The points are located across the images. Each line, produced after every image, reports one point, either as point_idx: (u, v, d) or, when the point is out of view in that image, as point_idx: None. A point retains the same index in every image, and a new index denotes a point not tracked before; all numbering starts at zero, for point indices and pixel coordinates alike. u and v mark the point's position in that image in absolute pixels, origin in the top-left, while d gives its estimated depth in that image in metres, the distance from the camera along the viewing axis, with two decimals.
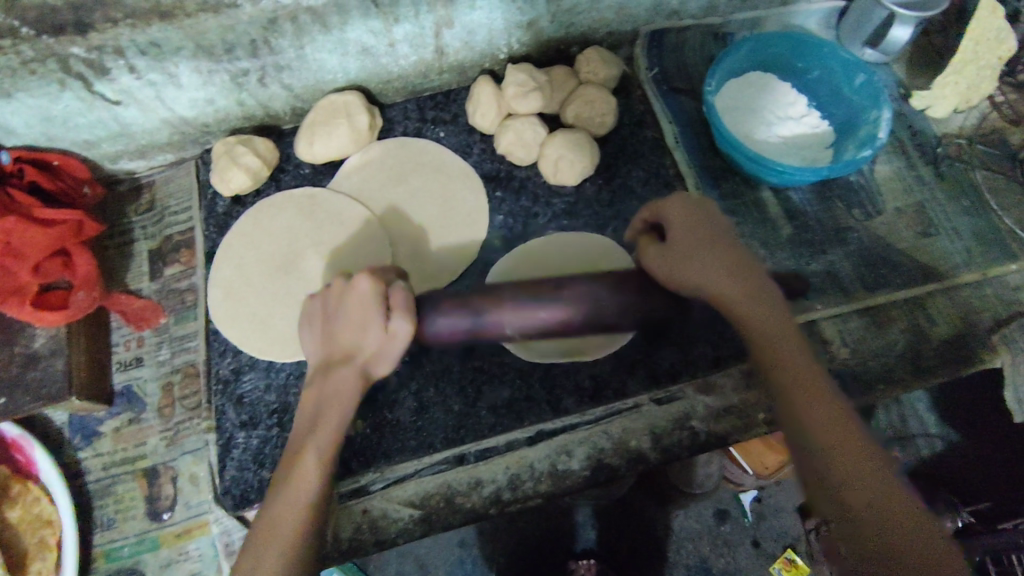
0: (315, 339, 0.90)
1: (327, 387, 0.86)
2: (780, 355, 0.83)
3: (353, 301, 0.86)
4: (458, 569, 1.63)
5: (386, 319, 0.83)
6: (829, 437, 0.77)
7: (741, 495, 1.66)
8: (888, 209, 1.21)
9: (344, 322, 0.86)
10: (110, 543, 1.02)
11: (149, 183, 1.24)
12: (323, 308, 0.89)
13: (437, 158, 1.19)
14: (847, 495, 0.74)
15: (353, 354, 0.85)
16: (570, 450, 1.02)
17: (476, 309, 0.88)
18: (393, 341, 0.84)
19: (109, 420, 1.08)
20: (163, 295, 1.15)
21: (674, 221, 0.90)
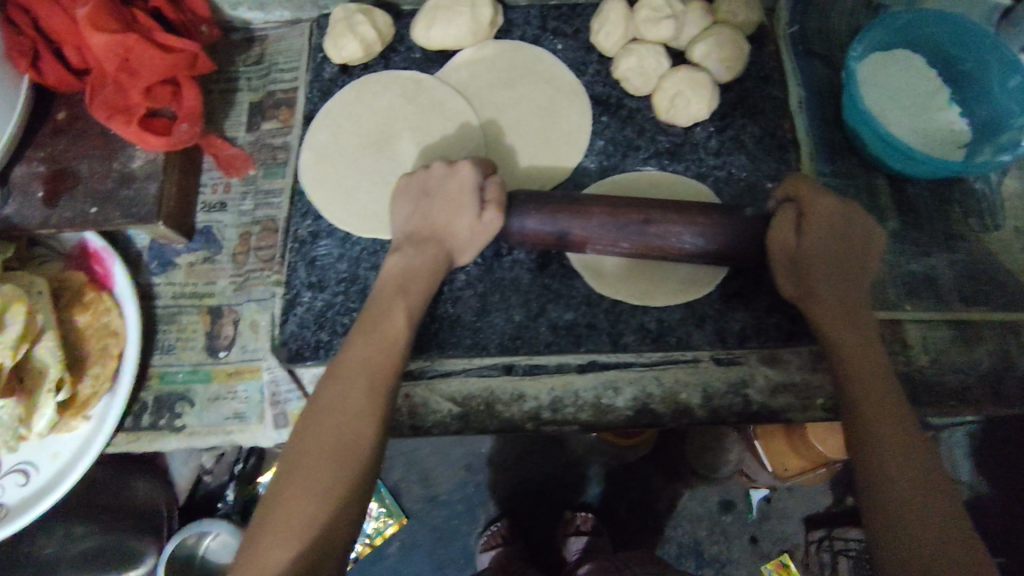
0: (404, 214, 0.97)
1: (413, 258, 0.93)
2: (856, 356, 0.87)
3: (451, 186, 0.94)
4: (460, 490, 1.67)
5: (480, 210, 0.92)
6: (888, 448, 0.79)
7: (753, 492, 1.64)
8: (1006, 227, 1.13)
9: (439, 204, 0.94)
10: (166, 366, 1.05)
11: (261, 37, 1.24)
12: (417, 186, 0.97)
13: (548, 69, 1.15)
14: (876, 473, 0.78)
15: (444, 235, 0.94)
16: (617, 387, 1.02)
17: (563, 220, 0.94)
18: (484, 229, 0.93)
19: (185, 254, 1.11)
20: (256, 148, 1.16)
21: (821, 223, 0.89)
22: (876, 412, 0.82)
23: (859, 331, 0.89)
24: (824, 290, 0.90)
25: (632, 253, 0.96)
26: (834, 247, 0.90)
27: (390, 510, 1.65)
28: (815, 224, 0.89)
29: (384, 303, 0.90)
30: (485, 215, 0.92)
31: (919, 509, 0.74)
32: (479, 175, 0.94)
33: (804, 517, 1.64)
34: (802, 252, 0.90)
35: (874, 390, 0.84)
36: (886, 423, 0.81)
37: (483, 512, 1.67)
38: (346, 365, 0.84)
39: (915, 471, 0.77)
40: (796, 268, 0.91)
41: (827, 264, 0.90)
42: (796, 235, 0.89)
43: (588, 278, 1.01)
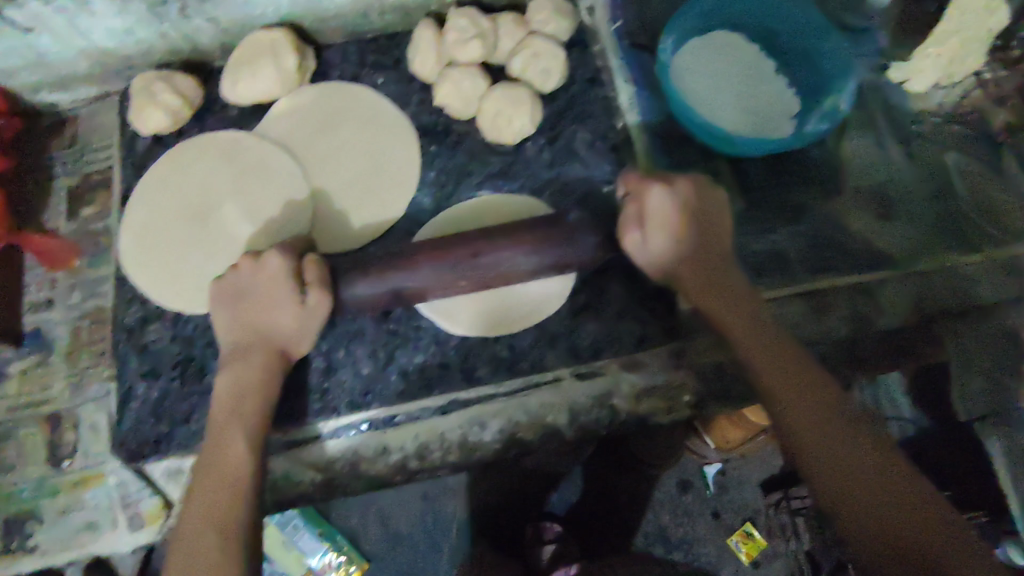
0: (227, 316, 0.92)
1: (240, 369, 0.89)
2: (746, 333, 0.90)
3: (264, 281, 0.90)
4: (420, 521, 1.57)
5: (301, 295, 0.87)
6: (806, 414, 0.82)
7: (707, 468, 1.60)
8: (849, 189, 1.13)
9: (259, 303, 0.90)
10: (10, 486, 0.99)
11: (73, 117, 1.17)
12: (233, 286, 0.92)
13: (370, 106, 1.11)
14: (804, 444, 0.81)
15: (272, 332, 0.90)
16: (483, 423, 0.99)
17: (389, 273, 0.88)
18: (309, 313, 0.88)
19: (16, 361, 1.05)
20: (78, 237, 1.10)
21: (659, 216, 0.89)
22: (792, 398, 0.83)
23: (734, 312, 0.91)
24: (693, 282, 0.93)
25: (474, 288, 0.91)
26: (682, 229, 0.90)
27: (350, 557, 1.53)
28: (654, 216, 0.89)
29: (225, 421, 0.86)
30: (306, 297, 0.88)
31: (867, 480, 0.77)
32: (290, 262, 0.90)
33: (761, 481, 1.61)
34: (654, 251, 0.90)
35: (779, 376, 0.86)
36: (807, 404, 0.82)
37: (447, 543, 1.56)
38: (198, 501, 0.81)
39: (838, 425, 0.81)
40: (656, 263, 0.92)
41: (681, 255, 0.91)
42: (643, 240, 0.89)
43: (436, 318, 0.97)
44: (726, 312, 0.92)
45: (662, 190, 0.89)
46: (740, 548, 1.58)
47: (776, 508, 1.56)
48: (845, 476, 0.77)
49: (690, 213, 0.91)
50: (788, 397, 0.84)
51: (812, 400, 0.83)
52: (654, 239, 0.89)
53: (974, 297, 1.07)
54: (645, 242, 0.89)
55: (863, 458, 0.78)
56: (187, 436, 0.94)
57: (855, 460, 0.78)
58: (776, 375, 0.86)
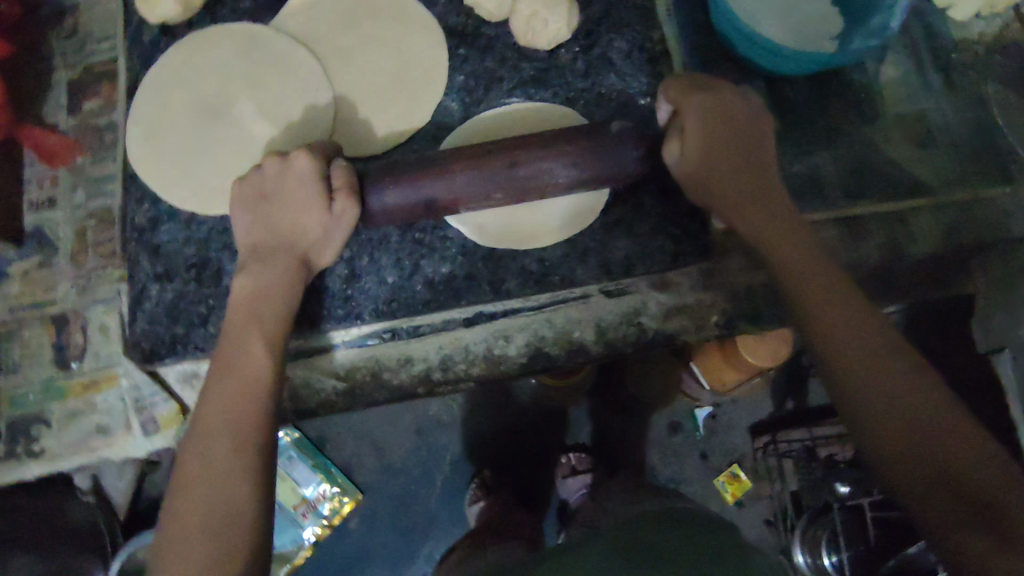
0: (248, 221, 0.87)
1: (261, 281, 0.83)
2: (798, 259, 0.76)
3: (291, 179, 0.86)
4: (415, 455, 1.58)
5: (329, 199, 0.84)
6: (853, 361, 0.68)
7: (697, 410, 1.60)
8: (887, 116, 1.10)
9: (284, 204, 0.86)
10: (12, 390, 0.95)
11: (74, 7, 1.09)
12: (257, 190, 0.87)
13: (395, 3, 1.04)
14: (850, 395, 0.67)
15: (296, 235, 0.86)
16: (508, 335, 0.98)
17: (423, 183, 0.83)
18: (337, 220, 0.85)
19: (17, 261, 0.99)
20: (81, 132, 1.04)
21: (694, 136, 0.79)
22: (837, 332, 0.70)
23: (777, 229, 0.79)
24: (733, 193, 0.81)
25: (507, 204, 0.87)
26: (719, 149, 0.80)
27: (344, 488, 1.53)
28: (693, 135, 0.79)
29: (234, 349, 0.78)
30: (335, 203, 0.83)
31: (923, 410, 0.64)
32: (318, 162, 0.85)
33: (751, 426, 1.61)
34: (683, 165, 0.82)
35: (827, 292, 0.73)
36: (854, 330, 0.69)
37: (440, 473, 1.58)
38: (209, 403, 0.74)
39: (896, 372, 0.66)
40: (686, 177, 0.83)
41: (718, 168, 0.81)
42: (679, 152, 0.81)
43: (467, 232, 0.93)
44: (762, 225, 0.80)
45: (698, 105, 0.79)
46: (726, 489, 1.59)
47: (764, 451, 1.56)
48: (897, 433, 0.64)
49: (729, 136, 0.80)
50: (836, 339, 0.70)
51: (865, 344, 0.68)
52: (690, 146, 0.80)
53: (1008, 231, 1.07)
54: (677, 155, 0.81)
55: (926, 392, 0.64)
56: (203, 339, 0.90)
57: (921, 417, 0.63)
58: (825, 318, 0.71)
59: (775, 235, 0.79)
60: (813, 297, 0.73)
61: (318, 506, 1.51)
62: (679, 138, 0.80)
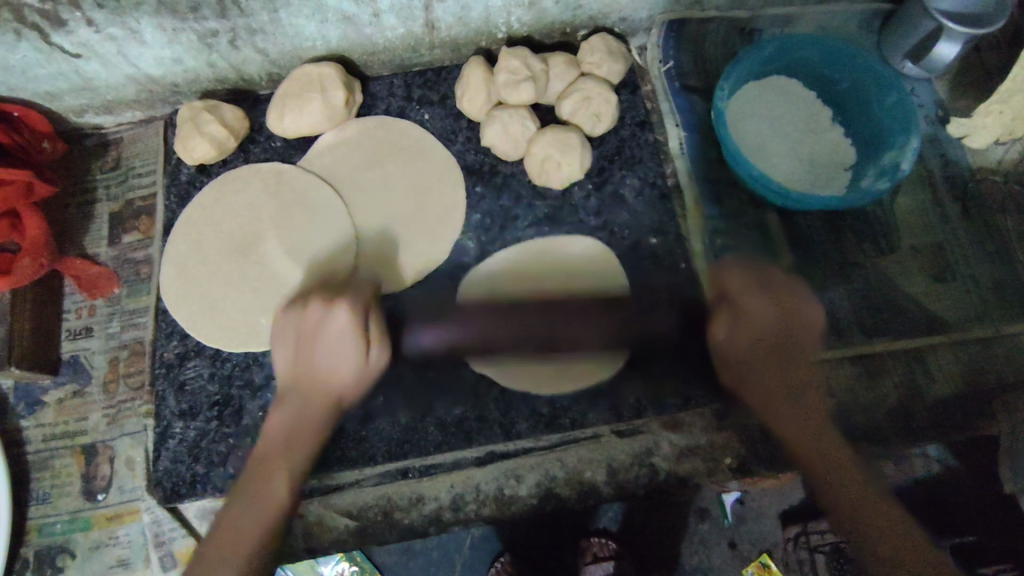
0: (285, 353, 0.87)
1: (298, 407, 0.85)
2: (771, 374, 0.90)
3: (328, 336, 0.83)
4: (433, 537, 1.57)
5: (366, 353, 0.84)
6: (806, 444, 0.88)
7: (724, 497, 1.56)
8: (902, 248, 1.09)
9: (323, 351, 0.84)
10: (44, 517, 1.00)
11: (117, 140, 1.17)
12: (299, 326, 0.86)
13: (417, 142, 1.10)
14: (824, 489, 0.86)
15: (331, 382, 0.84)
16: (519, 475, 0.99)
17: (466, 330, 0.98)
18: (371, 369, 0.85)
19: (53, 389, 1.04)
20: (119, 264, 1.10)
21: (739, 303, 0.91)
22: (795, 425, 0.89)
23: (765, 308, 0.90)
24: (756, 305, 0.90)
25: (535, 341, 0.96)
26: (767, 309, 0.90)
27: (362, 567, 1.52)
28: (751, 296, 0.91)
29: (275, 452, 0.84)
30: (371, 354, 0.84)
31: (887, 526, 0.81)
32: (359, 322, 0.83)
33: (780, 513, 1.56)
34: (716, 341, 0.93)
35: (812, 444, 0.88)
36: (833, 469, 0.86)
37: (460, 555, 1.57)
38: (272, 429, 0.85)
39: (838, 457, 0.87)
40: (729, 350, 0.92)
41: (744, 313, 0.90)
42: (727, 335, 0.92)
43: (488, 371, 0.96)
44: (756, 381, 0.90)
45: (757, 334, 0.89)
46: None
47: (794, 543, 1.51)
48: (851, 497, 0.84)
49: (795, 324, 0.89)
50: (801, 437, 0.88)
51: (829, 453, 0.87)
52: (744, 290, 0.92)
53: None
54: (724, 331, 0.92)
55: (856, 483, 0.85)
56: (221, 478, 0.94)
57: (852, 491, 0.84)
58: (781, 401, 0.90)
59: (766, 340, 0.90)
60: (783, 392, 0.90)
61: None
62: (732, 318, 0.91)
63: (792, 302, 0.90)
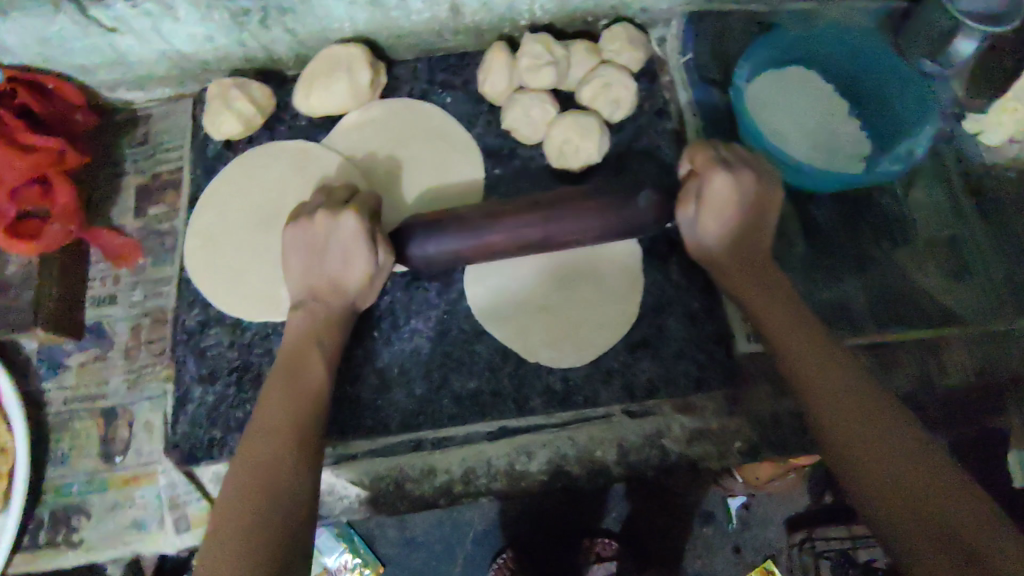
0: (299, 270, 0.93)
1: (320, 312, 0.91)
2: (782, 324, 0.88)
3: (339, 234, 0.89)
4: (436, 532, 1.59)
5: (373, 246, 0.89)
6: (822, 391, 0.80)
7: (730, 499, 1.57)
8: (916, 241, 1.10)
9: (333, 252, 0.90)
10: (61, 478, 1.01)
11: (146, 116, 1.20)
12: (313, 243, 0.91)
13: (439, 126, 1.12)
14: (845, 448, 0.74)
15: (341, 285, 0.91)
16: (530, 452, 1.01)
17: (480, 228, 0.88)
18: (382, 271, 0.91)
19: (76, 353, 1.06)
20: (144, 235, 1.12)
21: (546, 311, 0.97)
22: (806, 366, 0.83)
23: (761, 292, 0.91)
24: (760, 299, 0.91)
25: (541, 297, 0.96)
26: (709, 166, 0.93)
27: (365, 559, 1.55)
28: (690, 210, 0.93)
29: (303, 345, 0.88)
30: (379, 256, 0.90)
31: (932, 498, 0.67)
32: (363, 221, 0.89)
33: (786, 519, 1.58)
34: (703, 232, 0.94)
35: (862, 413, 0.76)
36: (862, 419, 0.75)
37: (462, 550, 1.58)
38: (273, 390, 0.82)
39: (854, 399, 0.77)
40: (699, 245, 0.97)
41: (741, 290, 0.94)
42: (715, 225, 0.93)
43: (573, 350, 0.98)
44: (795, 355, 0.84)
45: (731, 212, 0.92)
46: None
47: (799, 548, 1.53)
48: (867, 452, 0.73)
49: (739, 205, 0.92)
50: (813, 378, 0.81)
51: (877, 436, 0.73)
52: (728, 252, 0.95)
53: None
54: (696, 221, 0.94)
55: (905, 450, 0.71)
56: (239, 443, 0.96)
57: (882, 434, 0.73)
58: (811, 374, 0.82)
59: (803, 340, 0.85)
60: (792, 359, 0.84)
61: None
62: (705, 197, 0.92)
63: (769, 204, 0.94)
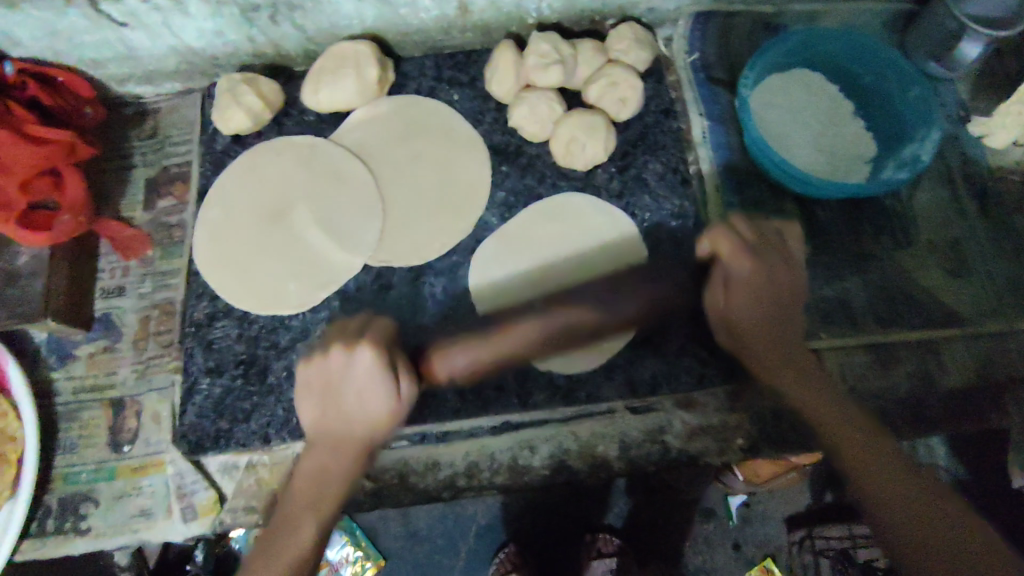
0: (312, 407, 0.85)
1: (342, 444, 0.82)
2: (769, 342, 0.89)
3: (349, 381, 0.81)
4: (439, 525, 1.60)
5: (394, 380, 0.81)
6: (831, 414, 0.85)
7: (731, 499, 1.58)
8: (919, 242, 1.11)
9: (350, 398, 0.82)
10: (69, 467, 1.03)
11: (155, 110, 1.21)
12: (321, 382, 0.83)
13: (446, 122, 1.13)
14: (858, 476, 0.79)
15: (351, 422, 0.82)
16: (533, 446, 1.02)
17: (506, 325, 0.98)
18: (404, 406, 0.82)
19: (84, 344, 1.08)
20: (152, 227, 1.14)
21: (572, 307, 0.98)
22: (811, 398, 0.87)
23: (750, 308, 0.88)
24: (746, 319, 0.88)
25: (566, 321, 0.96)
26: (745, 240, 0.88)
27: (366, 552, 1.55)
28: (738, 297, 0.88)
29: (323, 458, 0.82)
30: (401, 386, 0.82)
31: (961, 552, 0.69)
32: (382, 357, 0.81)
33: (786, 518, 1.59)
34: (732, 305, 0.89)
35: (877, 454, 0.80)
36: (864, 444, 0.81)
37: (464, 544, 1.59)
38: (311, 454, 0.84)
39: (867, 440, 0.81)
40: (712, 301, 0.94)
41: (742, 319, 0.89)
42: (726, 301, 0.90)
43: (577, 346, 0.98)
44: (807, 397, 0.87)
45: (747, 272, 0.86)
46: None
47: (800, 547, 1.55)
48: (883, 484, 0.77)
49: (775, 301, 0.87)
50: (809, 401, 0.87)
51: (887, 465, 0.78)
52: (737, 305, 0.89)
53: None
54: (726, 281, 0.89)
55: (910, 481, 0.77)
56: (245, 434, 0.97)
57: (892, 465, 0.78)
58: (817, 406, 0.86)
59: (791, 356, 0.90)
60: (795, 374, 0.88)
61: (340, 568, 1.53)
62: (731, 284, 0.89)
63: (773, 249, 0.89)
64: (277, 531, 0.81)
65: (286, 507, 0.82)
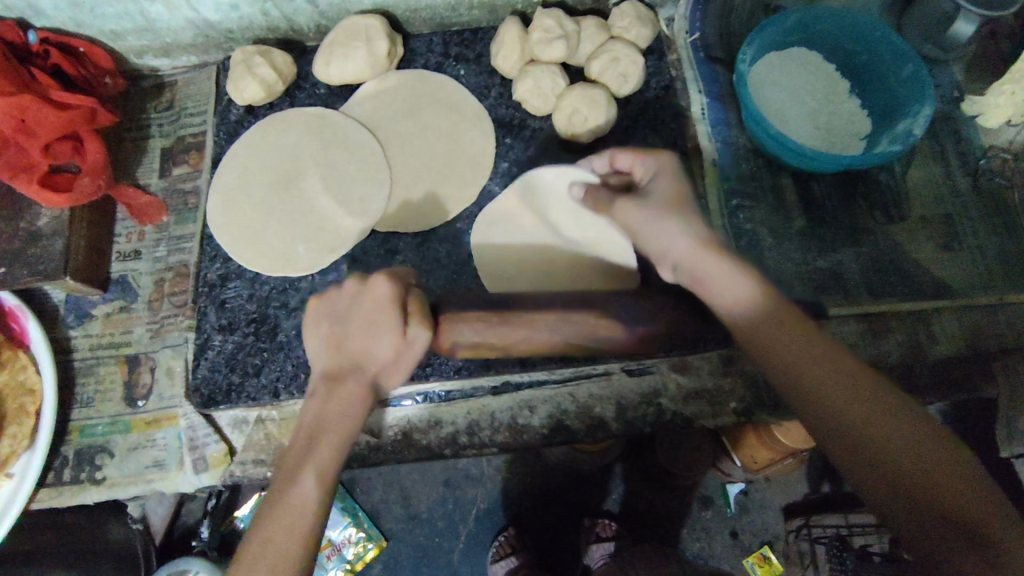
0: (321, 344, 0.82)
1: (338, 389, 0.76)
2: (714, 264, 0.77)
3: (365, 305, 0.80)
4: (440, 506, 1.63)
5: (403, 327, 0.79)
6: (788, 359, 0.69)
7: (730, 486, 1.60)
8: (912, 217, 1.13)
9: (355, 329, 0.80)
10: (86, 420, 1.07)
11: (171, 82, 1.25)
12: (335, 311, 0.83)
13: (452, 96, 1.16)
14: (817, 421, 0.65)
15: (364, 361, 0.78)
16: (532, 406, 1.06)
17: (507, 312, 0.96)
18: (411, 349, 0.80)
19: (101, 304, 1.12)
20: (167, 194, 1.18)
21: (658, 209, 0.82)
22: (790, 350, 0.68)
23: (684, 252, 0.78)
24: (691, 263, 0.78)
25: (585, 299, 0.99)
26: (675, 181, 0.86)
27: (368, 534, 1.59)
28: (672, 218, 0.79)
29: (317, 424, 0.74)
30: (409, 331, 0.79)
31: (947, 507, 0.56)
32: (398, 291, 0.81)
33: (783, 506, 1.61)
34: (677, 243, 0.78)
35: (880, 429, 0.61)
36: (831, 388, 0.65)
37: (465, 527, 1.63)
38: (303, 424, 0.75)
39: (830, 373, 0.65)
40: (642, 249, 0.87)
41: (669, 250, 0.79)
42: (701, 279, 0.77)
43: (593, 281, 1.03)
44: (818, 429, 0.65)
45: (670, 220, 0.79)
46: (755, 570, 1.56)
47: (796, 534, 1.55)
48: (853, 436, 0.62)
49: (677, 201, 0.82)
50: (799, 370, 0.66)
51: (852, 406, 0.63)
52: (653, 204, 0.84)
53: None
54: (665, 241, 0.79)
55: (879, 426, 0.62)
56: (255, 389, 1.01)
57: (858, 405, 0.63)
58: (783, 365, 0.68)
59: (773, 323, 0.70)
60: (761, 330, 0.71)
61: (342, 550, 1.57)
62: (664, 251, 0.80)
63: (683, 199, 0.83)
64: (269, 509, 0.69)
65: (277, 476, 0.72)
